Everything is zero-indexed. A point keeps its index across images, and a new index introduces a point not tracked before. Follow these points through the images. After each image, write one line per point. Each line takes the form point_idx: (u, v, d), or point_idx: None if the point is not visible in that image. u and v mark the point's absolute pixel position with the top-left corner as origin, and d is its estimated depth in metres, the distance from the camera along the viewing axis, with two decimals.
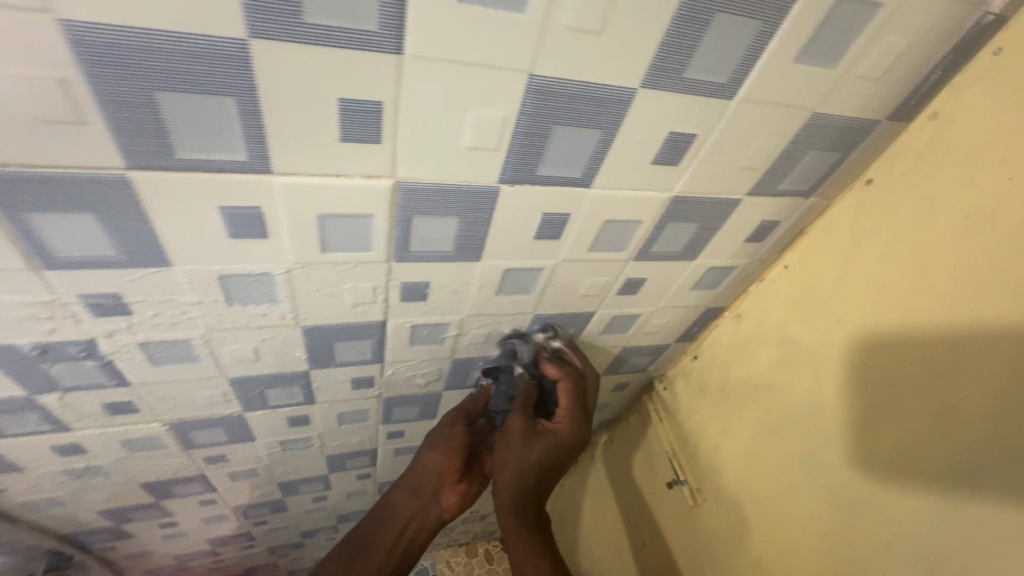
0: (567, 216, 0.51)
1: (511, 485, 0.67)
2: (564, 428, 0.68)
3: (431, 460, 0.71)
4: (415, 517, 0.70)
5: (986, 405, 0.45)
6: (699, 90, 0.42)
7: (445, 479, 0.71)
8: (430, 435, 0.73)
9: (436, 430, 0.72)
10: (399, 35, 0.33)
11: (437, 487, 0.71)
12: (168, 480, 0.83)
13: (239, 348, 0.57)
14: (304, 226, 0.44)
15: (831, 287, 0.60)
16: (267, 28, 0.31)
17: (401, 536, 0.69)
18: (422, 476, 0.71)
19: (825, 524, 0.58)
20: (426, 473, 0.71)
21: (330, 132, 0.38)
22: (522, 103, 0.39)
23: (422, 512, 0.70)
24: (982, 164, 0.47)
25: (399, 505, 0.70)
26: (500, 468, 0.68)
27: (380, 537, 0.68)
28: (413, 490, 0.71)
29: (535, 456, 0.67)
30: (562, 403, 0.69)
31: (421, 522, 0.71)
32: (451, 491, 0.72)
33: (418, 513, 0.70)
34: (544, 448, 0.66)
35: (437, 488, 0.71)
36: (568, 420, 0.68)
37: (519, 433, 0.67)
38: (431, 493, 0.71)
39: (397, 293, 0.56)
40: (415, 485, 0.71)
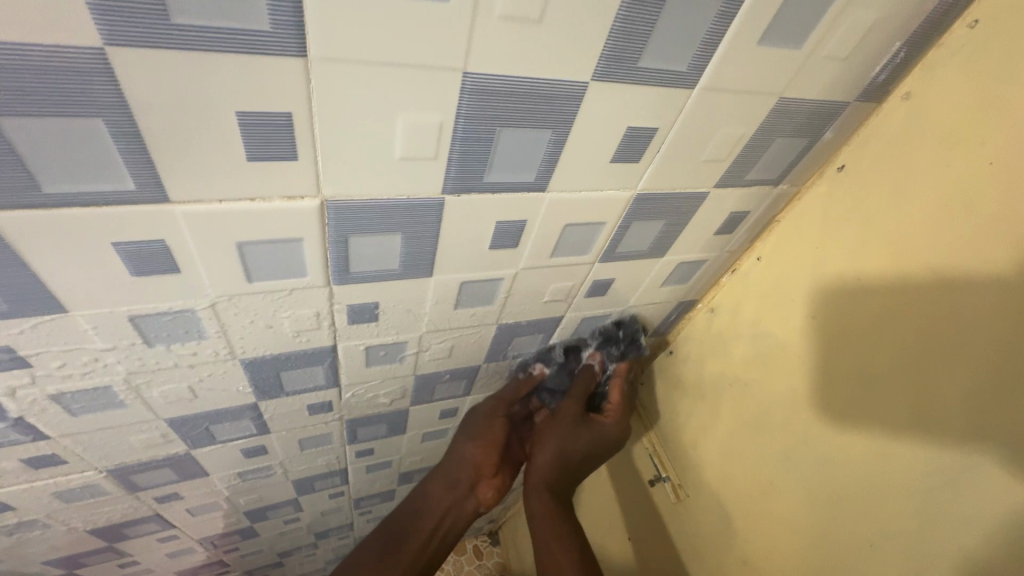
0: (523, 223, 0.47)
1: (545, 471, 0.69)
2: (612, 424, 0.71)
3: (470, 453, 0.73)
4: (450, 510, 0.72)
5: (969, 402, 0.43)
6: (656, 80, 0.38)
7: (480, 473, 0.73)
8: (470, 425, 0.75)
9: (474, 423, 0.74)
10: (300, 34, 0.28)
11: (473, 481, 0.73)
12: (118, 523, 0.77)
13: (171, 389, 0.52)
14: (221, 257, 0.39)
15: (806, 277, 0.57)
16: (132, 31, 0.26)
17: (438, 525, 0.71)
18: (459, 467, 0.73)
19: (805, 525, 0.56)
20: (463, 465, 0.73)
21: (233, 151, 0.32)
22: (458, 107, 0.35)
23: (456, 506, 0.72)
24: (959, 146, 0.44)
25: (436, 495, 0.71)
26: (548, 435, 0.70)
27: (416, 527, 0.70)
28: (450, 481, 0.72)
29: (580, 442, 0.69)
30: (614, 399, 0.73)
31: (456, 514, 0.72)
32: (487, 485, 0.74)
33: (452, 507, 0.72)
34: (590, 438, 0.70)
35: (473, 482, 0.73)
36: (618, 415, 0.72)
37: (567, 420, 0.71)
38: (467, 487, 0.72)
39: (343, 316, 0.51)
40: (450, 478, 0.72)
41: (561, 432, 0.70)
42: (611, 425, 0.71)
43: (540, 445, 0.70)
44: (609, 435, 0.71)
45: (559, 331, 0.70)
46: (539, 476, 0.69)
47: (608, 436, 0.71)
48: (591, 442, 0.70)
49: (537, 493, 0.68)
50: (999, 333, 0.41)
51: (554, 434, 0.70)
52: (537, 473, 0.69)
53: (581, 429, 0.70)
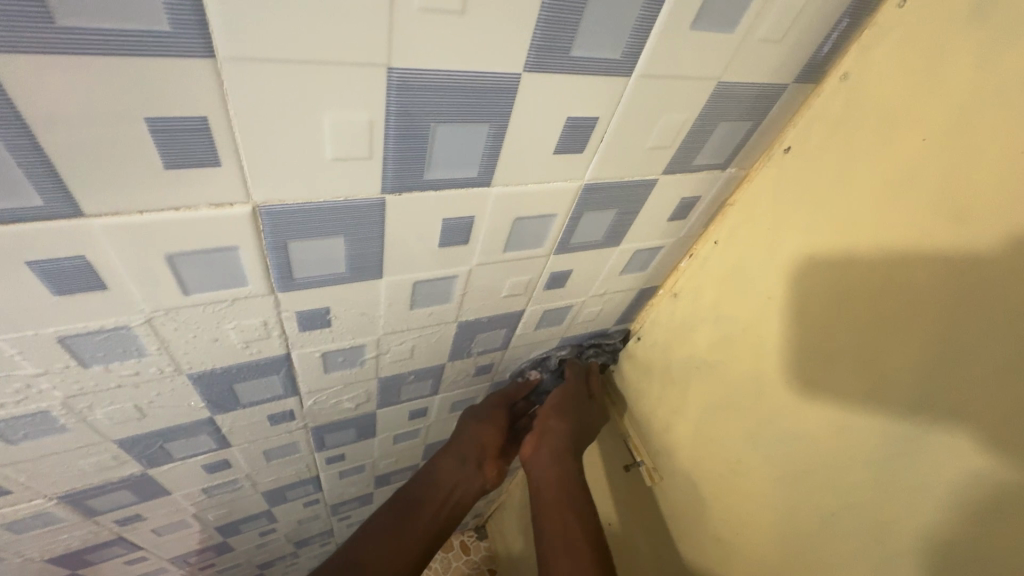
0: (471, 219, 0.46)
1: (553, 440, 0.68)
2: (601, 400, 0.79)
3: (475, 433, 0.73)
4: (460, 484, 0.69)
5: (917, 375, 0.44)
6: (591, 69, 0.38)
7: (487, 452, 0.72)
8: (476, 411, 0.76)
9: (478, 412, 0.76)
10: (204, 33, 0.27)
11: (480, 459, 0.71)
12: (79, 549, 0.74)
13: (116, 409, 0.50)
14: (152, 270, 0.37)
15: (762, 259, 0.58)
16: (15, 37, 0.24)
17: (450, 496, 0.68)
18: (467, 446, 0.72)
19: (777, 503, 0.57)
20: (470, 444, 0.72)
21: (148, 160, 0.31)
22: (388, 103, 0.34)
23: (465, 481, 0.69)
24: (895, 126, 0.44)
25: (446, 469, 0.69)
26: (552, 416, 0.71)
27: (428, 496, 0.66)
28: (459, 458, 0.70)
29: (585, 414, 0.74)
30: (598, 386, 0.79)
31: (467, 489, 0.69)
32: (494, 465, 0.73)
33: (462, 481, 0.69)
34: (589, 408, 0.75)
35: (481, 460, 0.72)
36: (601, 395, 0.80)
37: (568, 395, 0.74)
38: (475, 464, 0.71)
39: (294, 323, 0.49)
40: (461, 454, 0.71)
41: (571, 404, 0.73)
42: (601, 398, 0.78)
43: (552, 412, 0.72)
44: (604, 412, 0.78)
45: (523, 324, 0.70)
46: (545, 449, 0.67)
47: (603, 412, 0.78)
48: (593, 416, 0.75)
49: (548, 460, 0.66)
50: (946, 304, 0.42)
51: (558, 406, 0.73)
52: (549, 443, 0.68)
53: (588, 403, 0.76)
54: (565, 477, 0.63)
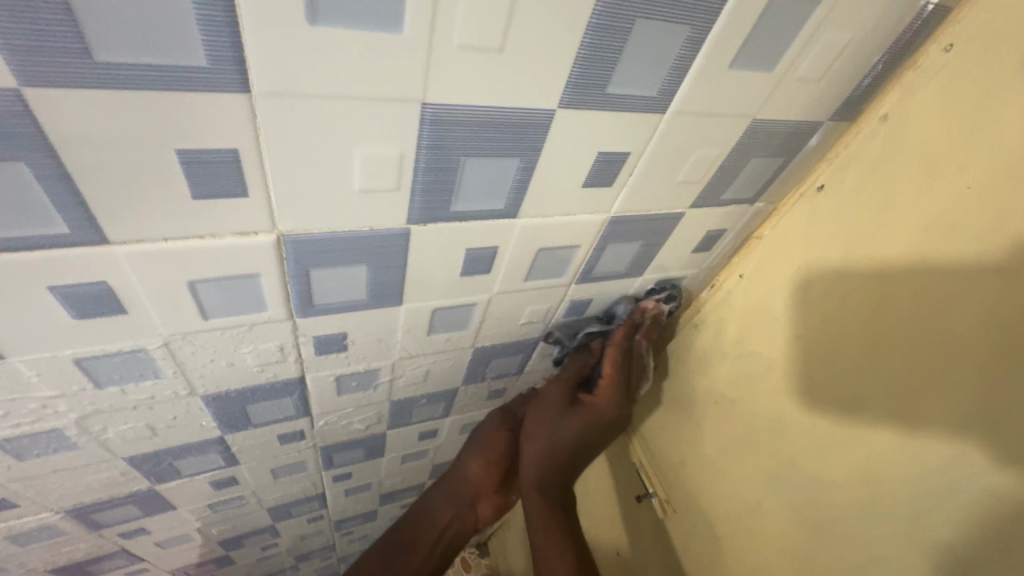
0: (495, 249, 0.45)
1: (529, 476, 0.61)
2: (602, 402, 0.61)
3: (476, 474, 0.70)
4: (452, 524, 0.70)
5: (954, 429, 0.42)
6: (626, 105, 0.37)
7: (480, 492, 0.71)
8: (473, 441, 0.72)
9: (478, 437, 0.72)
10: (240, 69, 0.26)
11: (475, 498, 0.71)
12: (81, 561, 0.73)
13: (128, 428, 0.49)
14: (172, 295, 0.37)
15: (789, 296, 0.56)
16: (57, 73, 0.24)
17: (438, 540, 0.68)
18: (462, 481, 0.70)
19: (799, 548, 0.55)
20: (465, 481, 0.70)
21: (178, 190, 0.30)
22: (419, 137, 0.33)
23: (458, 519, 0.70)
24: (937, 170, 0.43)
25: (439, 508, 0.69)
26: (529, 436, 0.62)
27: (418, 540, 0.67)
28: (453, 494, 0.70)
29: (570, 432, 0.60)
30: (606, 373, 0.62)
31: (458, 530, 0.70)
32: (486, 503, 0.72)
33: (455, 519, 0.69)
34: (582, 423, 0.60)
35: (474, 498, 0.71)
36: (611, 393, 0.62)
37: (555, 406, 0.61)
38: (469, 501, 0.70)
39: (310, 347, 0.48)
40: (451, 492, 0.70)
41: (551, 418, 0.61)
42: (603, 403, 0.61)
43: (527, 441, 0.62)
44: (603, 417, 0.61)
45: (538, 351, 0.68)
46: (529, 477, 0.61)
47: (600, 418, 0.61)
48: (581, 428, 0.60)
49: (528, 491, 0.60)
50: (988, 356, 0.40)
51: (543, 424, 0.61)
52: (529, 471, 0.62)
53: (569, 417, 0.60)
54: (557, 518, 0.58)
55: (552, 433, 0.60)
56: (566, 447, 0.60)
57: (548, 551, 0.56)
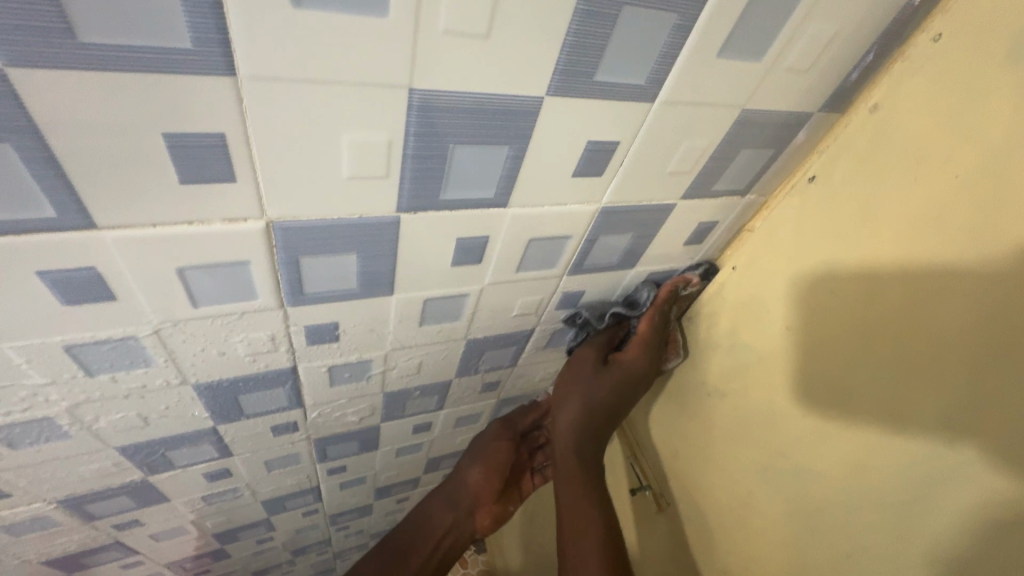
0: (486, 239, 0.46)
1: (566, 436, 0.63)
2: (634, 357, 0.63)
3: (475, 480, 0.75)
4: (450, 531, 0.74)
5: (941, 419, 0.42)
6: (614, 94, 0.37)
7: (480, 500, 0.75)
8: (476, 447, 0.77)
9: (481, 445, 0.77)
10: (225, 52, 0.26)
11: (474, 506, 0.75)
12: (76, 552, 0.73)
13: (120, 418, 0.49)
14: (162, 283, 0.37)
15: (779, 288, 0.57)
16: (41, 54, 0.24)
17: (438, 545, 0.73)
18: (462, 489, 0.75)
19: (789, 541, 0.55)
20: (465, 489, 0.75)
21: (165, 175, 0.30)
22: (406, 124, 0.33)
23: (456, 526, 0.74)
24: (925, 161, 0.43)
25: (437, 515, 0.74)
26: (562, 404, 0.64)
27: (415, 546, 0.71)
28: (451, 502, 0.75)
29: (604, 391, 0.62)
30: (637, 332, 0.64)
31: (457, 536, 0.74)
32: (485, 512, 0.76)
33: (453, 526, 0.74)
34: (611, 382, 0.62)
35: (472, 507, 0.75)
36: (642, 351, 0.63)
37: (583, 368, 0.63)
38: (468, 510, 0.75)
39: (302, 337, 0.49)
40: (451, 499, 0.75)
41: (582, 381, 0.63)
42: (634, 359, 0.62)
43: (565, 400, 0.64)
44: (636, 372, 0.63)
45: (532, 343, 0.69)
46: (564, 441, 0.63)
47: (632, 371, 0.63)
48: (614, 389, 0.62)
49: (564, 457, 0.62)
50: (975, 346, 0.40)
51: (576, 387, 0.63)
52: (563, 429, 0.64)
53: (603, 373, 0.62)
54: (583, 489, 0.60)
55: (587, 392, 0.62)
56: (599, 405, 0.62)
57: (577, 519, 0.58)
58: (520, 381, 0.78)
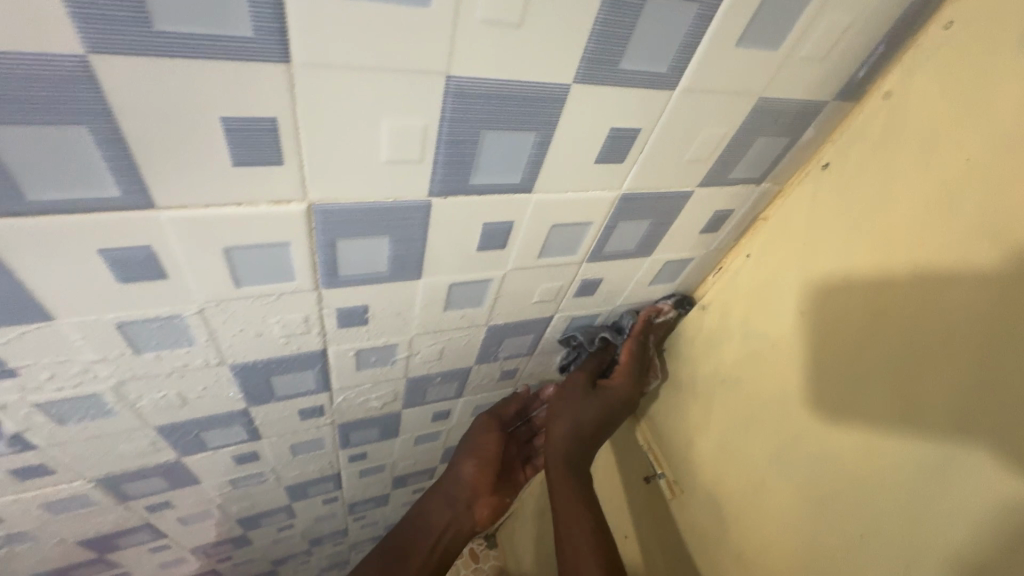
0: (511, 224, 0.48)
1: (560, 449, 0.68)
2: (621, 383, 0.70)
3: (471, 476, 0.78)
4: (449, 527, 0.76)
5: (952, 397, 0.43)
6: (638, 82, 0.39)
7: (478, 493, 0.78)
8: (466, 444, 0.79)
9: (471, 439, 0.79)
10: (282, 40, 0.28)
11: (471, 500, 0.77)
12: (109, 533, 0.76)
13: (160, 397, 0.51)
14: (209, 262, 0.39)
15: (793, 274, 0.58)
16: (119, 40, 0.26)
17: (440, 539, 0.75)
18: (456, 486, 0.77)
19: (800, 524, 0.56)
20: (460, 485, 0.77)
21: (220, 158, 0.32)
22: (442, 109, 0.35)
23: (457, 521, 0.76)
24: (937, 146, 0.44)
25: (435, 512, 0.75)
26: (556, 417, 0.70)
27: (417, 543, 0.73)
28: (449, 499, 0.76)
29: (591, 412, 0.69)
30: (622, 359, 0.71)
31: (457, 530, 0.76)
32: (484, 504, 0.79)
33: (452, 522, 0.76)
34: (598, 404, 0.68)
35: (471, 500, 0.77)
36: (625, 374, 0.71)
37: (575, 394, 0.70)
38: (465, 505, 0.77)
39: (333, 320, 0.51)
40: (450, 495, 0.77)
41: (578, 399, 0.69)
42: (621, 384, 0.69)
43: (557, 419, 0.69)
44: (621, 396, 0.70)
45: (550, 332, 0.70)
46: (557, 454, 0.68)
47: (620, 395, 0.70)
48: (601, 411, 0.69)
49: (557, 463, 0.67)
50: (984, 324, 0.41)
51: (568, 408, 0.69)
52: (554, 449, 0.68)
53: (594, 397, 0.69)
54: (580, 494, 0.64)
55: (577, 410, 0.69)
56: (588, 424, 0.68)
57: (574, 526, 0.62)
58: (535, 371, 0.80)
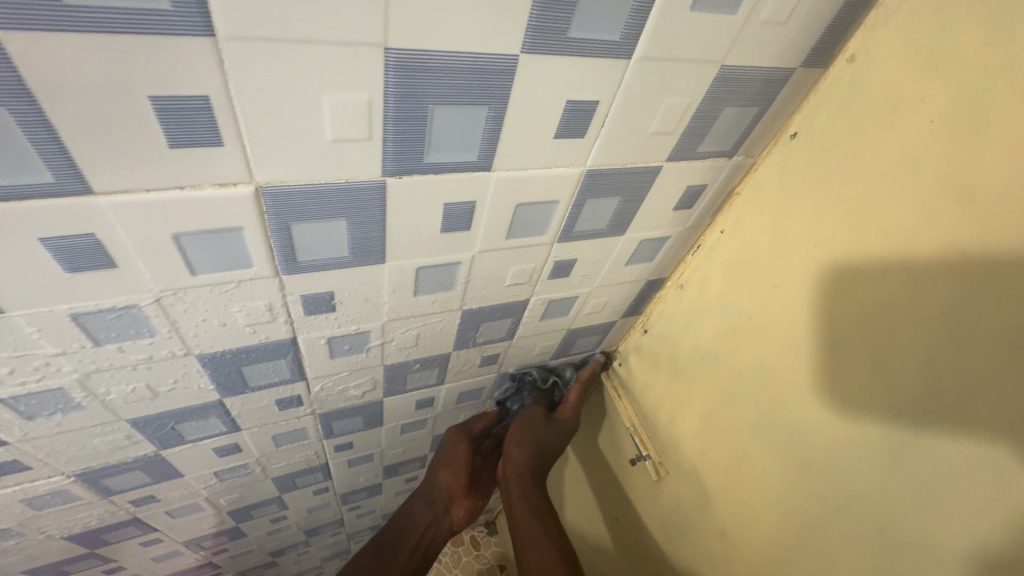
0: (473, 204, 0.47)
1: (521, 469, 0.75)
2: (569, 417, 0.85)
3: (446, 479, 0.79)
4: (429, 528, 0.76)
5: (922, 364, 0.43)
6: (590, 51, 0.38)
7: (455, 494, 0.79)
8: (439, 455, 0.83)
9: (442, 451, 0.83)
10: (203, 13, 0.27)
11: (449, 501, 0.79)
12: (97, 528, 0.76)
13: (128, 389, 0.51)
14: (159, 249, 0.38)
15: (766, 249, 0.57)
16: (26, 15, 0.25)
17: (420, 540, 0.74)
18: (436, 490, 0.79)
19: (782, 498, 0.56)
20: (438, 489, 0.79)
21: (154, 139, 0.32)
22: (385, 84, 0.34)
23: (436, 522, 0.76)
24: (900, 110, 0.43)
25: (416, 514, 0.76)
26: (517, 444, 0.78)
27: (402, 539, 0.73)
28: (427, 501, 0.78)
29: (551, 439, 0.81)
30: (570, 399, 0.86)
31: (437, 532, 0.76)
32: (460, 506, 0.80)
33: (432, 524, 0.76)
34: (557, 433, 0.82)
35: (448, 502, 0.78)
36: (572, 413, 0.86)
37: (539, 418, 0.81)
38: (444, 506, 0.78)
39: (299, 307, 0.50)
40: (429, 498, 0.78)
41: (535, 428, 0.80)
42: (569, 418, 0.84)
43: (514, 444, 0.78)
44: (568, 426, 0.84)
45: (528, 316, 0.70)
46: (515, 474, 0.75)
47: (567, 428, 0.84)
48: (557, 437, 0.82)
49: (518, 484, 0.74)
50: (952, 290, 0.40)
51: (530, 430, 0.80)
52: (514, 473, 0.75)
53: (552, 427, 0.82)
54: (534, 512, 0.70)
55: (538, 438, 0.79)
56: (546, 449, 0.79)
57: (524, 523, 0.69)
58: (516, 357, 0.80)
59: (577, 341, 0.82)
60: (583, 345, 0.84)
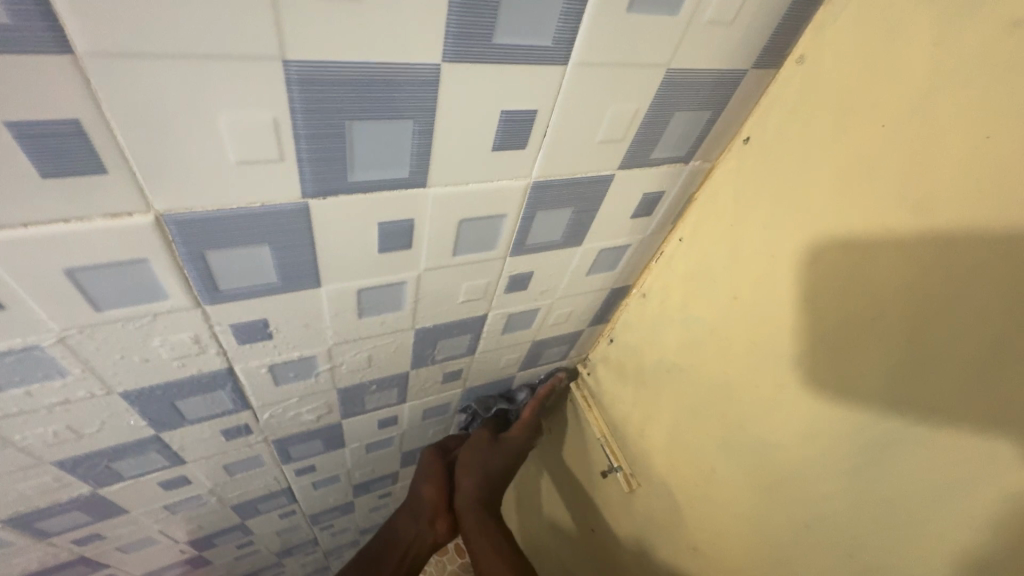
0: (411, 221, 0.43)
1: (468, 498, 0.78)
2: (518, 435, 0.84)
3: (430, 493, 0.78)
4: (413, 543, 0.76)
5: (880, 378, 0.41)
6: (520, 57, 0.35)
7: (438, 508, 0.78)
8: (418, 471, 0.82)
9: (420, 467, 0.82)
10: (54, 28, 0.24)
11: (433, 515, 0.77)
12: (39, 570, 0.72)
13: (46, 433, 0.47)
14: (53, 287, 0.35)
15: (724, 257, 0.55)
16: None
17: (405, 554, 0.75)
18: (419, 504, 0.78)
19: (752, 512, 0.54)
20: (422, 502, 0.78)
21: (21, 170, 0.28)
22: (290, 103, 0.31)
23: (419, 537, 0.76)
24: (852, 113, 0.41)
25: (401, 528, 0.76)
26: (466, 471, 0.79)
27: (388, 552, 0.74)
28: (413, 515, 0.78)
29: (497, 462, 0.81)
30: (524, 416, 0.84)
31: (420, 548, 0.76)
32: (444, 519, 0.78)
33: (416, 537, 0.76)
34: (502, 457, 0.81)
35: (432, 516, 0.77)
36: (523, 432, 0.84)
37: (486, 441, 0.81)
38: (428, 521, 0.77)
39: (231, 336, 0.47)
40: (414, 513, 0.78)
41: (482, 452, 0.80)
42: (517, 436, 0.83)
43: (464, 472, 0.79)
44: (517, 442, 0.84)
45: (489, 330, 0.67)
46: (466, 501, 0.78)
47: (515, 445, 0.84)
48: (505, 461, 0.82)
49: (468, 513, 0.77)
50: (908, 302, 0.38)
51: (478, 454, 0.80)
52: (462, 501, 0.78)
53: (500, 447, 0.82)
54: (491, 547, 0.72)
55: (484, 464, 0.80)
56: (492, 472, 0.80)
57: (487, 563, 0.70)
58: (479, 371, 0.77)
59: (544, 352, 0.80)
60: (550, 356, 0.82)
